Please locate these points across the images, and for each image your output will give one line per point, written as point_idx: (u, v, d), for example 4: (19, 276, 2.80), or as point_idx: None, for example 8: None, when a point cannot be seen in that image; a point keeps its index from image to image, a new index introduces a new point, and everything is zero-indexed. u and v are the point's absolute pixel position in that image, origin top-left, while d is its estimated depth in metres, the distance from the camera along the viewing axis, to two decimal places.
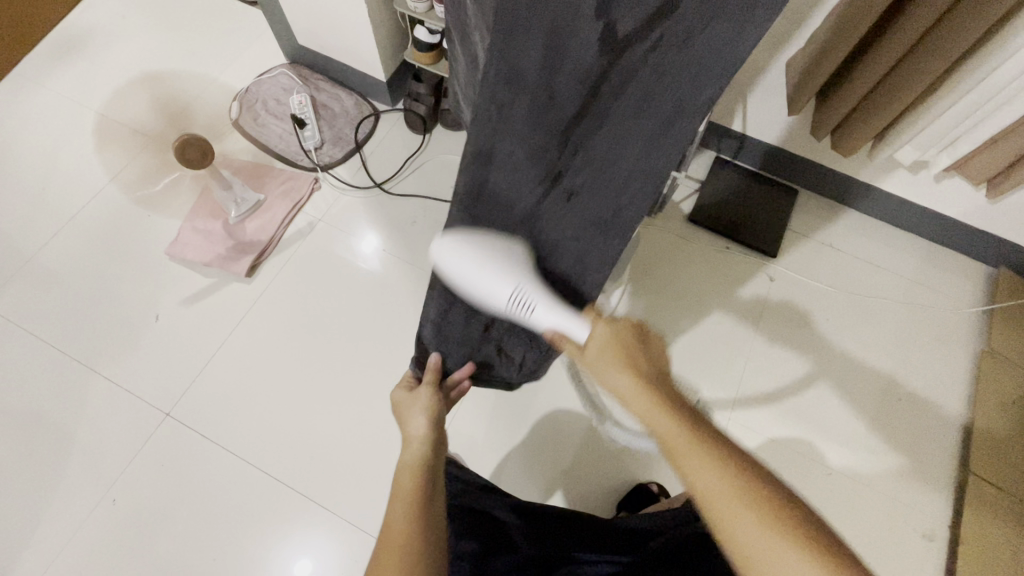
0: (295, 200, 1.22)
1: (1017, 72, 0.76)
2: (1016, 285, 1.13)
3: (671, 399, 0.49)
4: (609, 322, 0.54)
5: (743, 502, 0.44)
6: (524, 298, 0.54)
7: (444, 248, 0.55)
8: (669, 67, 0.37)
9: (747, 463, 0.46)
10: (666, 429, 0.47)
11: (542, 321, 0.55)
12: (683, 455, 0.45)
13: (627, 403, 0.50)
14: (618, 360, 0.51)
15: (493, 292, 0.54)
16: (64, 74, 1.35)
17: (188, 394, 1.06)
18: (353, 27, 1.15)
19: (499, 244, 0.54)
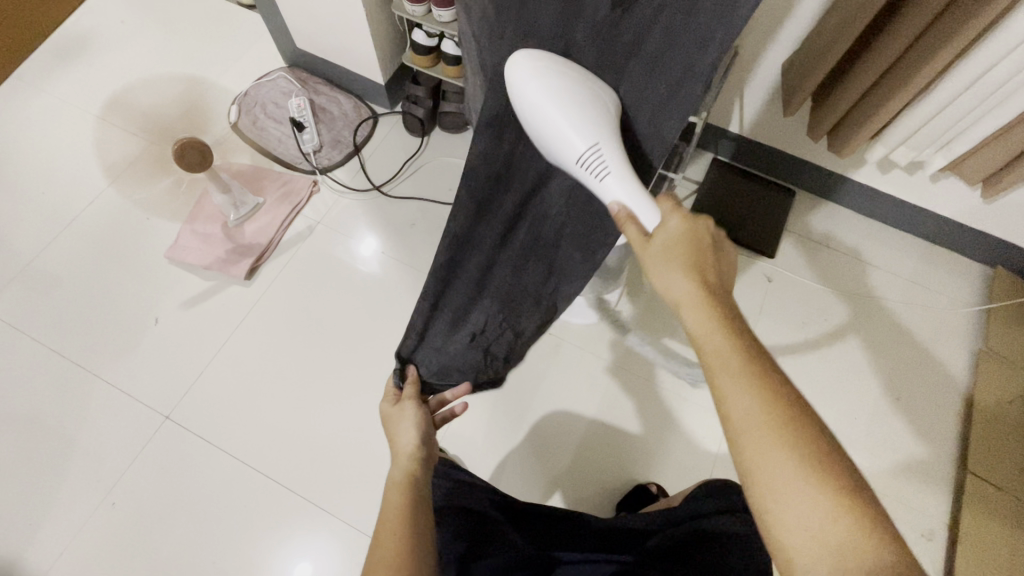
0: (294, 204, 1.22)
1: (1010, 73, 0.77)
2: (1011, 284, 1.14)
3: (731, 315, 0.45)
4: (686, 221, 0.50)
5: (783, 435, 0.39)
6: (602, 157, 0.50)
7: (524, 69, 0.48)
8: (678, 31, 0.48)
9: (795, 399, 0.41)
10: (715, 339, 0.43)
11: (612, 193, 0.52)
12: (727, 369, 0.42)
13: (678, 304, 0.46)
14: (681, 259, 0.47)
15: (572, 140, 0.50)
16: (62, 78, 1.35)
17: (187, 397, 1.06)
18: (352, 30, 1.16)
19: (587, 90, 0.50)
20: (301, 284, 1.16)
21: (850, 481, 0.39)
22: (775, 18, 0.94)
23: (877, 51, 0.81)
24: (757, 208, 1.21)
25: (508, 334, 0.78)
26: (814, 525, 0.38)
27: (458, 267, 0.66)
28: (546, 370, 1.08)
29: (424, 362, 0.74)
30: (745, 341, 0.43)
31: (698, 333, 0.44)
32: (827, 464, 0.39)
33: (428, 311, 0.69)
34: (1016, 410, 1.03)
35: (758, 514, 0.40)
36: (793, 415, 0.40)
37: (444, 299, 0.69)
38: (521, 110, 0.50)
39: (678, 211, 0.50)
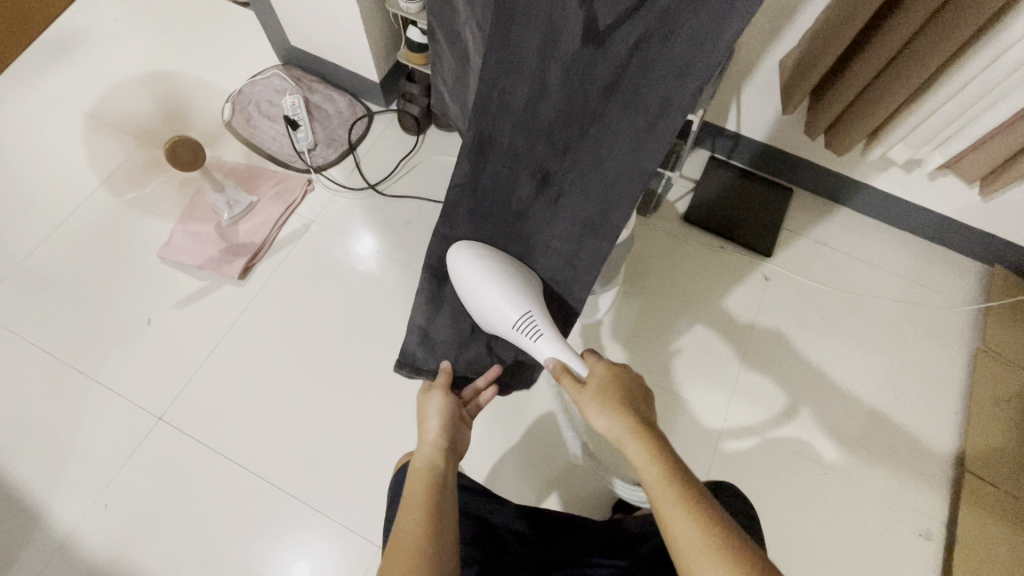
0: (288, 203, 1.21)
1: (1008, 71, 0.76)
2: (1009, 283, 1.13)
3: (665, 448, 0.51)
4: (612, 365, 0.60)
5: (717, 551, 0.44)
6: (529, 321, 0.68)
7: (465, 260, 0.72)
8: (649, 67, 0.52)
9: (725, 520, 0.47)
10: (651, 473, 0.50)
11: (541, 348, 0.67)
12: (666, 500, 0.48)
13: (621, 443, 0.53)
14: (614, 401, 0.56)
15: (503, 311, 0.69)
16: (54, 76, 1.34)
17: (180, 397, 1.05)
18: (346, 27, 1.14)
19: (509, 272, 0.72)
20: (295, 284, 1.15)
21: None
22: (772, 15, 0.94)
23: (875, 48, 0.81)
24: (753, 210, 1.20)
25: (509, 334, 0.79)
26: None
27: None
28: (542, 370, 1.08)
29: (421, 357, 0.83)
30: (677, 472, 0.49)
31: (639, 470, 0.51)
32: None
33: (427, 307, 0.81)
34: (1014, 408, 1.03)
35: None
36: (725, 535, 0.45)
37: (442, 295, 0.80)
38: (466, 284, 0.72)
39: (603, 360, 0.61)
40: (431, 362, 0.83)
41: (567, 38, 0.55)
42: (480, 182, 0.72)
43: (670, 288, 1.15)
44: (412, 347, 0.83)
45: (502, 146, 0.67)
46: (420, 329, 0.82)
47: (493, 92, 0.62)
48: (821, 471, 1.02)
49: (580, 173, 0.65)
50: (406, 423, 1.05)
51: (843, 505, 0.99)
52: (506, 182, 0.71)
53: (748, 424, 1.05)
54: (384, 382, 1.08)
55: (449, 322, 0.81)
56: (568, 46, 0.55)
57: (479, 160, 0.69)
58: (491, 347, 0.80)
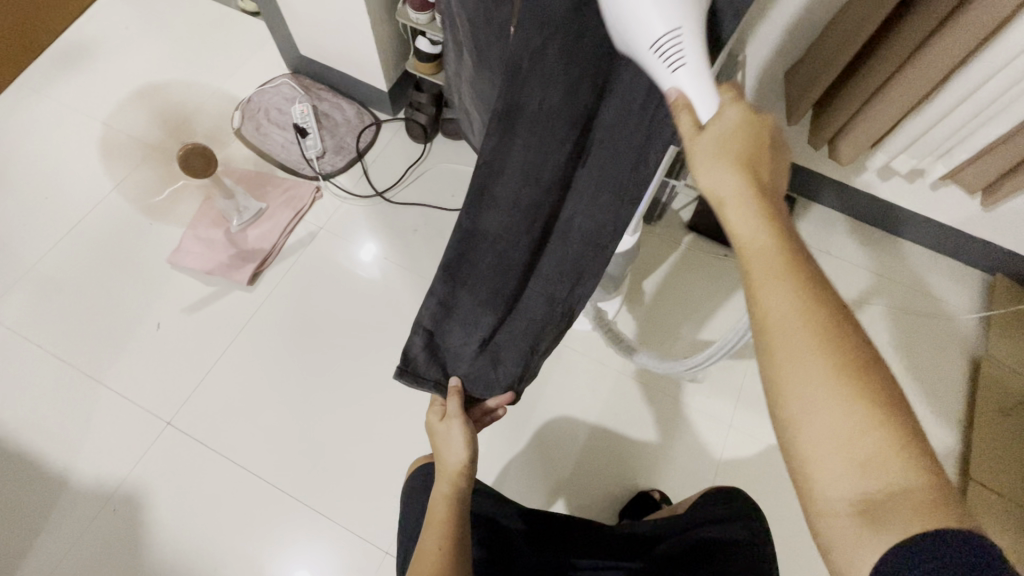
0: (297, 209, 1.22)
1: (1008, 84, 0.78)
2: (1012, 291, 1.14)
3: (782, 218, 0.39)
4: (747, 116, 0.41)
5: (817, 345, 0.36)
6: (679, 43, 0.39)
7: None
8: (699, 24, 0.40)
9: (845, 319, 0.36)
10: (760, 241, 0.38)
11: (677, 82, 0.40)
12: (768, 272, 0.37)
13: (721, 206, 0.41)
14: (733, 157, 0.41)
15: (647, 14, 0.37)
16: (67, 84, 1.36)
17: (189, 402, 1.06)
18: (356, 37, 1.16)
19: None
20: (303, 288, 1.16)
21: (892, 395, 0.35)
22: (776, 28, 0.95)
23: (881, 57, 0.82)
24: None
25: (523, 342, 0.73)
26: (837, 439, 0.35)
27: (468, 262, 0.62)
28: (549, 376, 1.08)
29: (424, 364, 0.73)
30: (795, 249, 0.38)
31: (738, 236, 0.40)
32: (867, 377, 0.35)
33: (437, 310, 0.68)
34: (1016, 416, 1.04)
35: (776, 419, 0.38)
36: (835, 325, 0.36)
37: (456, 297, 0.67)
38: None
39: (736, 102, 0.42)
40: (436, 371, 0.74)
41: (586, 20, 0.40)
42: (492, 190, 0.54)
43: (676, 295, 1.16)
44: (415, 352, 0.72)
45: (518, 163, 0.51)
46: (425, 332, 0.70)
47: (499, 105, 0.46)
48: None
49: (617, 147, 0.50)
50: (413, 428, 1.05)
51: None
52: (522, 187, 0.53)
53: (752, 431, 1.05)
54: (391, 388, 1.08)
55: (458, 331, 0.71)
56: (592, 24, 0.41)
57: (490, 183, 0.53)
58: (499, 363, 0.74)
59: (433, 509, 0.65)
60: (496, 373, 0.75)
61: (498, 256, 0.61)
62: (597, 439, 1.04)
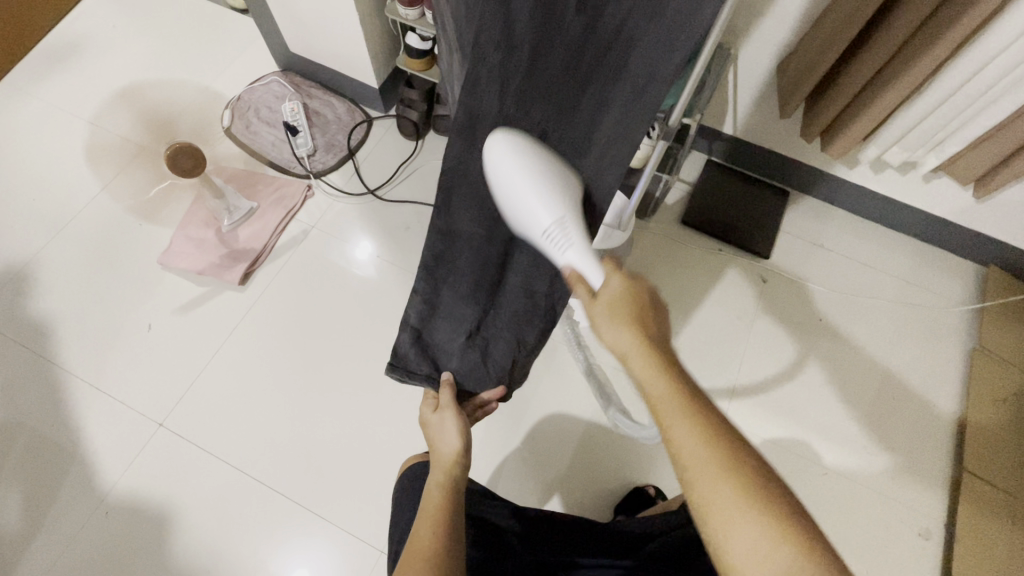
0: (288, 208, 1.21)
1: (999, 76, 0.78)
2: (1005, 283, 1.15)
3: (671, 361, 0.47)
4: (628, 281, 0.52)
5: (722, 471, 0.41)
6: (564, 230, 0.56)
7: (501, 146, 0.56)
8: (646, 33, 0.51)
9: (739, 444, 0.42)
10: (658, 383, 0.45)
11: (568, 260, 0.56)
12: (670, 413, 0.43)
13: (626, 358, 0.48)
14: (625, 317, 0.50)
15: (534, 214, 0.56)
16: (53, 84, 1.34)
17: (181, 403, 1.05)
18: (346, 34, 1.15)
19: (550, 166, 0.57)
20: (295, 289, 1.15)
21: (791, 508, 0.40)
22: (767, 21, 0.95)
23: (872, 49, 0.82)
24: (755, 213, 1.21)
25: (506, 335, 0.77)
26: (761, 554, 0.38)
27: (446, 261, 0.73)
28: (542, 373, 1.08)
29: (414, 361, 0.79)
30: (687, 386, 0.45)
31: (644, 384, 0.46)
32: (767, 494, 0.40)
33: (423, 309, 0.78)
34: (1009, 407, 1.04)
35: (711, 546, 0.41)
36: (732, 450, 0.42)
37: (439, 295, 0.77)
38: (500, 173, 0.57)
39: (619, 271, 0.54)
40: (426, 365, 0.79)
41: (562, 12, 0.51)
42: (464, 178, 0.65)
43: (670, 289, 1.16)
44: (405, 350, 0.79)
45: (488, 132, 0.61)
46: (413, 330, 0.79)
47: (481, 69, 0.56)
48: (819, 472, 1.02)
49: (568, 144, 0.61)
50: (407, 426, 1.05)
51: (843, 504, 1.00)
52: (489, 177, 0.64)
53: (747, 425, 1.05)
54: (385, 387, 1.08)
55: (445, 326, 0.78)
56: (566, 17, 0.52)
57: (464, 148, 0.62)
58: (487, 355, 0.78)
59: (428, 495, 0.61)
60: (485, 367, 0.79)
61: (472, 252, 0.71)
62: (591, 437, 1.04)
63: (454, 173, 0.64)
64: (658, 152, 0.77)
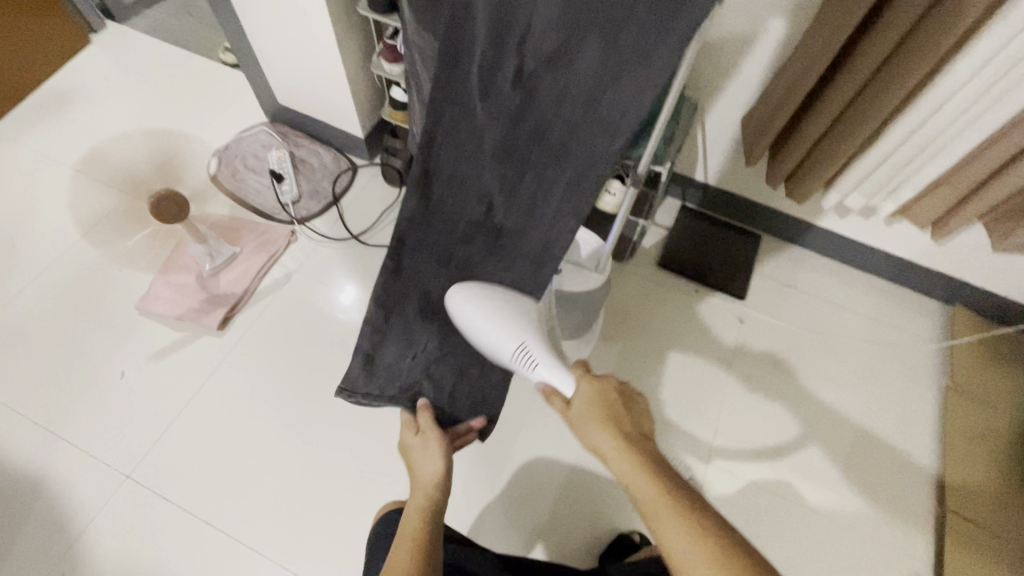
0: (271, 252, 1.22)
1: (941, 127, 0.84)
2: (971, 321, 1.18)
3: (655, 460, 0.49)
4: (594, 382, 0.57)
5: (722, 573, 0.41)
6: (529, 352, 0.65)
7: (461, 299, 0.73)
8: (581, 123, 0.65)
9: (736, 542, 0.43)
10: (646, 485, 0.47)
11: (541, 376, 0.64)
12: (660, 514, 0.45)
13: (608, 461, 0.51)
14: (600, 418, 0.54)
15: (501, 345, 0.67)
16: (41, 134, 1.37)
17: (151, 454, 1.01)
18: (333, 87, 1.20)
19: (498, 306, 0.71)
20: (276, 332, 1.15)
21: None
22: (728, 78, 1.02)
23: (826, 103, 0.88)
24: (729, 256, 1.25)
25: (451, 363, 0.82)
26: None
27: (402, 292, 0.82)
28: (523, 416, 1.07)
29: (362, 381, 0.83)
30: (670, 483, 0.47)
31: (629, 486, 0.48)
32: None
33: (376, 334, 0.83)
34: (986, 445, 1.05)
35: None
36: (724, 549, 0.42)
37: (391, 324, 0.83)
38: (466, 327, 0.72)
39: (585, 375, 0.59)
40: (370, 386, 0.83)
41: (502, 87, 0.67)
42: (427, 228, 0.81)
43: (649, 331, 1.17)
44: (353, 370, 0.83)
45: (448, 183, 0.78)
46: (365, 353, 0.83)
47: (440, 127, 0.74)
48: (805, 514, 1.01)
49: (520, 206, 0.75)
50: (386, 475, 1.02)
51: (830, 547, 0.98)
52: (453, 210, 0.79)
53: (731, 467, 1.05)
54: (363, 433, 1.06)
55: (395, 350, 0.83)
56: (505, 91, 0.68)
57: (424, 199, 0.79)
58: (431, 374, 0.82)
59: (406, 523, 0.61)
60: (429, 394, 0.81)
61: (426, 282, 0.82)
62: (574, 482, 1.02)
63: (415, 227, 0.82)
64: (630, 198, 0.81)
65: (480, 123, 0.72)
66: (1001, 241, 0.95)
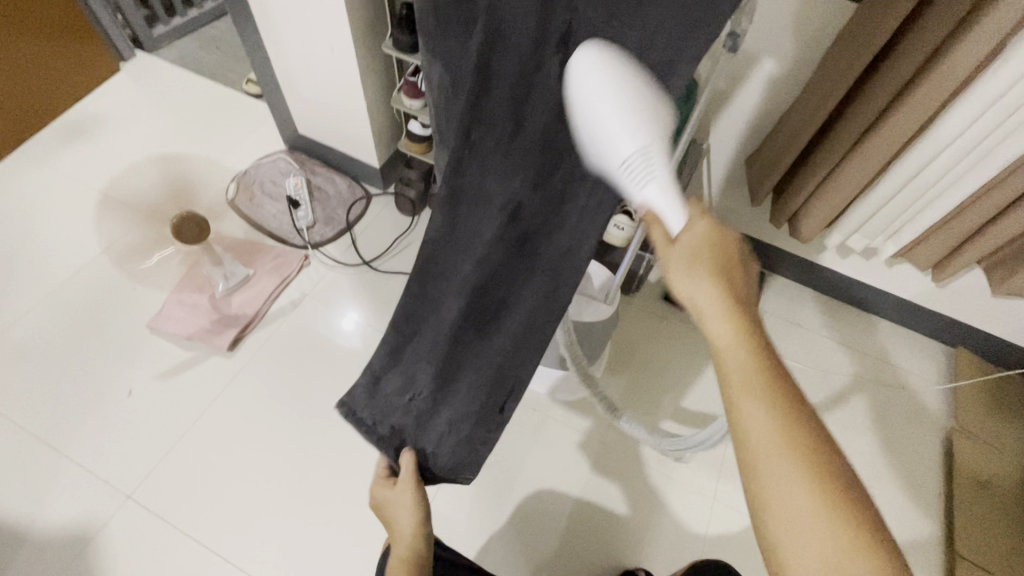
0: (284, 276, 1.24)
1: (938, 174, 0.88)
2: (973, 365, 1.20)
3: (755, 327, 0.45)
4: (714, 225, 0.48)
5: (794, 457, 0.41)
6: (647, 162, 0.48)
7: (587, 63, 0.47)
8: None
9: (816, 431, 0.42)
10: (736, 350, 0.43)
11: (645, 198, 0.49)
12: (744, 390, 0.42)
13: (702, 316, 0.45)
14: (707, 268, 0.46)
15: (618, 140, 0.47)
16: (68, 155, 1.41)
17: (153, 475, 1.01)
18: (354, 119, 1.25)
19: (642, 84, 0.47)
20: (285, 355, 1.15)
21: (852, 496, 0.40)
22: (733, 121, 1.07)
23: (830, 145, 0.92)
24: None
25: (441, 418, 0.79)
26: (820, 554, 0.39)
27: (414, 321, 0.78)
28: (529, 447, 1.07)
29: (361, 404, 0.84)
30: (768, 360, 0.43)
31: (718, 347, 0.44)
32: (831, 479, 0.41)
33: (385, 357, 0.82)
34: (993, 489, 1.05)
35: (760, 524, 0.42)
36: (803, 436, 0.41)
37: (402, 349, 0.80)
38: (577, 105, 0.48)
39: (705, 215, 0.49)
40: (368, 412, 0.84)
41: (541, 82, 0.52)
42: (446, 257, 0.70)
43: (656, 364, 1.18)
44: (356, 389, 0.84)
45: (470, 200, 0.64)
46: (370, 375, 0.83)
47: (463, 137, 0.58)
48: None
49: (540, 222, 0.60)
50: None
51: None
52: (474, 230, 0.65)
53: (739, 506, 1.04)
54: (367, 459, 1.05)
55: (398, 378, 0.82)
56: (545, 86, 0.52)
57: (448, 214, 0.66)
58: (420, 425, 0.81)
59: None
60: (418, 440, 0.81)
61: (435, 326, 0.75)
62: (580, 516, 1.01)
63: (435, 251, 0.71)
64: (640, 232, 0.84)
65: (508, 131, 0.56)
66: (1000, 285, 0.98)
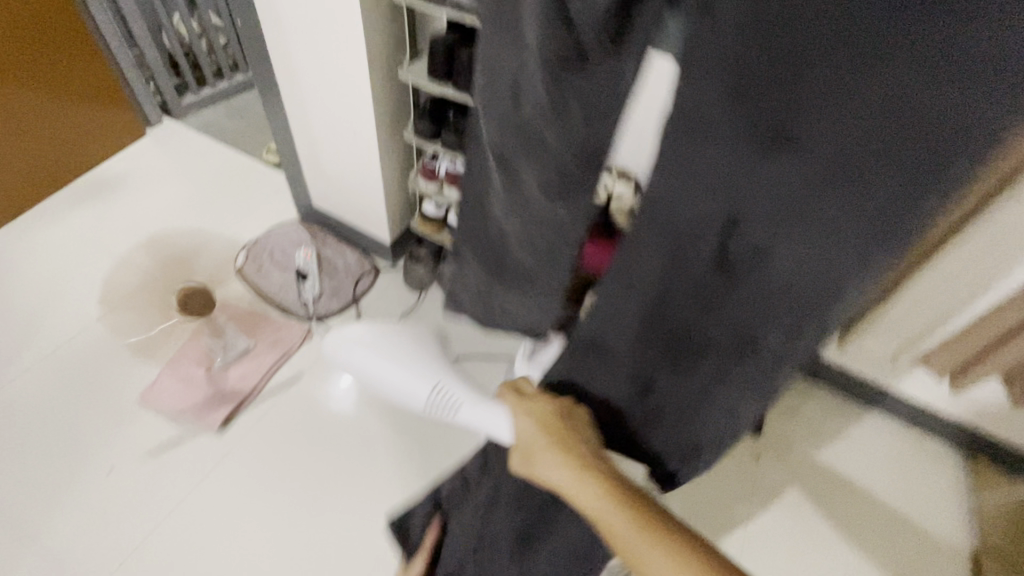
0: (285, 349, 1.21)
1: (948, 287, 0.88)
2: (991, 474, 1.15)
3: (595, 464, 0.67)
4: (552, 404, 0.76)
5: (659, 549, 0.57)
6: (441, 393, 0.88)
7: (348, 340, 0.98)
8: (771, 295, 0.56)
9: (671, 522, 0.60)
10: (597, 501, 0.63)
11: (458, 412, 0.87)
12: (614, 521, 0.61)
13: (563, 488, 0.67)
14: (555, 444, 0.70)
15: (416, 386, 0.90)
16: (83, 214, 1.43)
17: (128, 565, 0.96)
18: (369, 195, 1.28)
19: (398, 341, 0.96)
20: (276, 436, 1.10)
21: (715, 562, 0.55)
22: None
23: None
24: None
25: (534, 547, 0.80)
26: None
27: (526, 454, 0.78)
28: None
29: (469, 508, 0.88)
30: (614, 483, 0.64)
31: (584, 502, 0.65)
32: (696, 554, 0.56)
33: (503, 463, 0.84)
34: None
35: None
36: (659, 526, 0.59)
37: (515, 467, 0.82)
38: (356, 365, 0.97)
39: (547, 396, 0.78)
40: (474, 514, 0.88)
41: (695, 254, 0.58)
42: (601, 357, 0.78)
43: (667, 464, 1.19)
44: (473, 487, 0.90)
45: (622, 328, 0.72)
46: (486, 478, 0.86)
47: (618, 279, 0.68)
48: None
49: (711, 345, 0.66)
50: None
51: None
52: (628, 345, 0.74)
53: None
54: (355, 555, 1.00)
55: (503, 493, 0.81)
56: (697, 257, 0.58)
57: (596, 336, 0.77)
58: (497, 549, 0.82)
59: None
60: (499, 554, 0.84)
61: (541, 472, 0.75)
62: None
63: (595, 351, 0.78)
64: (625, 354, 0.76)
65: (660, 285, 0.64)
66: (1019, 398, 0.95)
